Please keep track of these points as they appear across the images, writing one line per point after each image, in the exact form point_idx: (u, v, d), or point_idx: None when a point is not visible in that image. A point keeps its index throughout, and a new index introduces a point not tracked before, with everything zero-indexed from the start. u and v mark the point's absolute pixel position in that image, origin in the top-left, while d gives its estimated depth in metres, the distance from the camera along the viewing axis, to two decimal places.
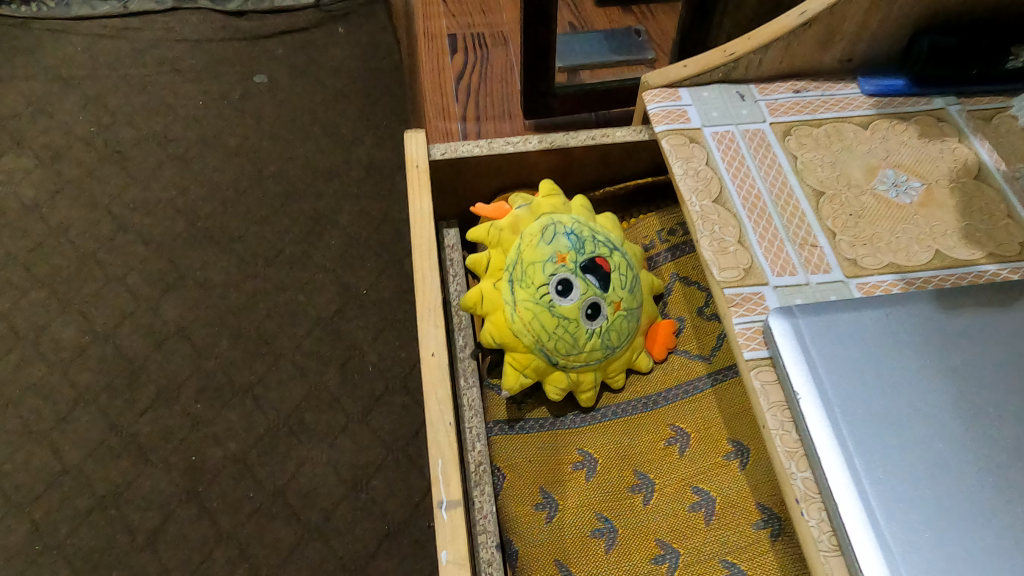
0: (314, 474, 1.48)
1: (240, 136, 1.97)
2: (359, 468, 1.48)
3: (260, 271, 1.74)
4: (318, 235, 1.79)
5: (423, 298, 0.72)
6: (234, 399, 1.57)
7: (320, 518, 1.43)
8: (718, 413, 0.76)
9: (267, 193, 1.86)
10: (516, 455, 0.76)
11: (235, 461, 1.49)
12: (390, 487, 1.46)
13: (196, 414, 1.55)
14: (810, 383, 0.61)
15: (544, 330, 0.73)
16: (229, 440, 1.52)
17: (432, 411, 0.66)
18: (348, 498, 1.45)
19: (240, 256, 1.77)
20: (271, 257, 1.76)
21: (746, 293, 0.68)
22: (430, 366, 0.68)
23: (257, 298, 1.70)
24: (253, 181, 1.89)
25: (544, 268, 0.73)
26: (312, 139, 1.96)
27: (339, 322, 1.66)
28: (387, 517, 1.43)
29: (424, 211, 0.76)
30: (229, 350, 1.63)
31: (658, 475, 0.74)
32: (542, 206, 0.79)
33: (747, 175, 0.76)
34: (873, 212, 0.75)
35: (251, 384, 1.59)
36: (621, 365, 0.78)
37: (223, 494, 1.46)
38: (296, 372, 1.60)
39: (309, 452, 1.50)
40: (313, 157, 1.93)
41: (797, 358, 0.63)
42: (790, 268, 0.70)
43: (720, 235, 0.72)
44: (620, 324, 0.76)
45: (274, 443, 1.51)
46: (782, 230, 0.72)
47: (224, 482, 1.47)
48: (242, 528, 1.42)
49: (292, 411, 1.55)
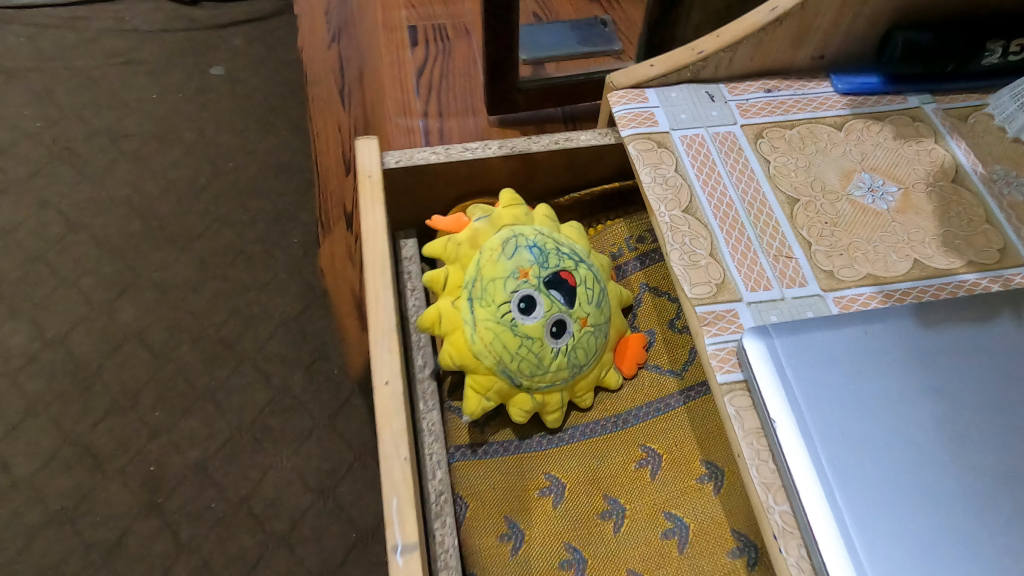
0: (280, 480, 1.38)
1: (190, 126, 1.86)
2: (327, 474, 1.38)
3: (217, 268, 1.64)
4: (275, 229, 1.70)
5: (376, 321, 0.67)
6: (195, 404, 1.47)
7: (284, 529, 1.33)
8: (691, 433, 0.73)
9: (224, 186, 1.76)
10: (479, 483, 0.71)
11: (197, 469, 1.39)
12: (358, 492, 1.37)
13: (155, 423, 1.44)
14: (788, 409, 0.57)
15: (507, 350, 0.69)
16: (189, 449, 1.41)
17: (386, 445, 0.61)
18: (315, 505, 1.35)
19: (192, 253, 1.66)
20: (226, 253, 1.66)
21: (719, 311, 0.64)
22: (384, 396, 0.63)
23: (218, 299, 1.59)
24: (208, 174, 1.78)
25: (506, 284, 0.69)
26: (269, 130, 1.86)
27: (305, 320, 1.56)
28: (355, 522, 1.34)
29: (377, 226, 0.72)
30: (185, 353, 1.53)
31: (630, 500, 0.70)
32: (503, 217, 0.74)
33: (718, 183, 0.72)
34: (850, 219, 0.71)
35: (210, 388, 1.48)
36: (588, 384, 0.74)
37: (182, 508, 1.35)
38: (259, 376, 1.49)
39: (273, 459, 1.40)
40: (272, 147, 1.83)
41: (775, 380, 0.59)
42: (765, 283, 0.66)
43: (691, 248, 0.68)
44: (586, 341, 0.72)
45: (237, 452, 1.41)
46: (756, 241, 0.69)
47: (186, 492, 1.37)
48: (204, 540, 1.32)
49: (255, 417, 1.45)
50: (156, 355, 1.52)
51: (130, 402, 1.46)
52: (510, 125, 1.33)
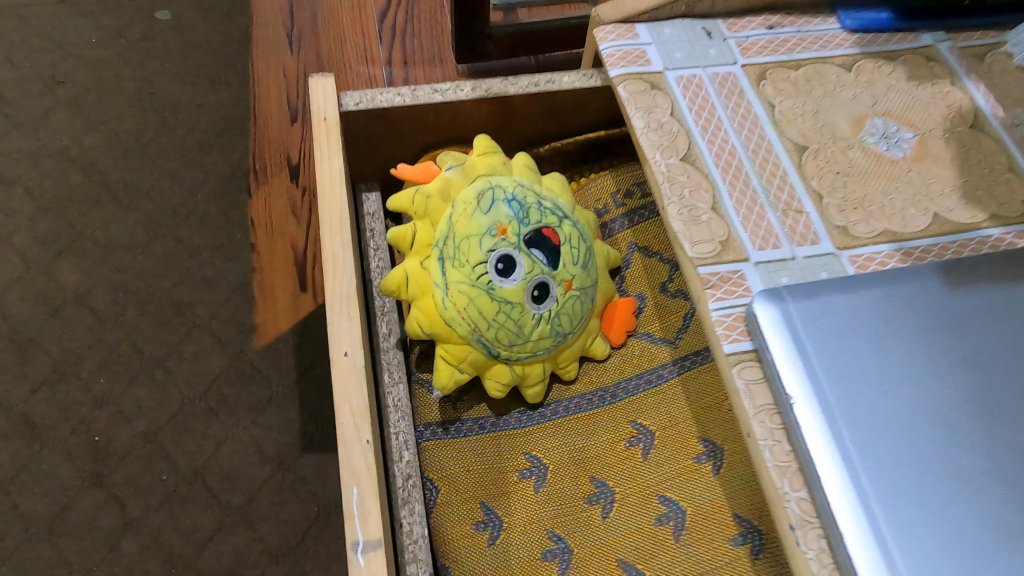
0: (235, 452, 1.18)
1: (117, 46, 1.56)
2: (287, 445, 1.18)
3: (158, 216, 1.38)
4: (231, 171, 1.43)
5: (333, 284, 0.59)
6: (141, 371, 1.24)
7: (242, 503, 1.14)
8: (687, 407, 0.66)
9: (162, 118, 1.48)
10: (451, 465, 0.64)
11: (145, 440, 1.18)
12: (321, 463, 1.17)
13: (100, 391, 1.22)
14: (806, 384, 0.51)
15: (483, 317, 0.61)
16: (137, 417, 1.20)
17: (345, 426, 0.53)
18: (273, 479, 1.16)
19: (120, 198, 1.39)
20: (175, 198, 1.40)
21: (724, 272, 0.57)
22: (343, 369, 0.55)
23: (164, 251, 1.35)
24: (140, 103, 1.49)
25: (483, 242, 0.61)
26: (209, 48, 1.56)
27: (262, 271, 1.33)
28: (318, 497, 1.15)
29: (335, 175, 0.63)
30: (134, 317, 1.28)
31: (619, 482, 0.64)
32: (478, 166, 0.65)
33: (720, 128, 0.65)
34: (863, 169, 0.64)
35: (162, 354, 1.25)
36: (573, 355, 0.67)
37: (130, 482, 1.15)
38: (214, 340, 1.27)
39: (227, 429, 1.19)
40: (217, 68, 1.53)
41: (791, 352, 0.52)
42: (772, 241, 0.59)
43: (690, 201, 0.60)
44: (571, 307, 0.65)
45: (190, 423, 1.20)
46: (762, 194, 0.61)
47: (132, 466, 1.16)
48: (154, 515, 1.13)
49: (209, 386, 1.23)
50: (100, 320, 1.28)
51: (67, 370, 1.23)
52: (480, 73, 1.24)
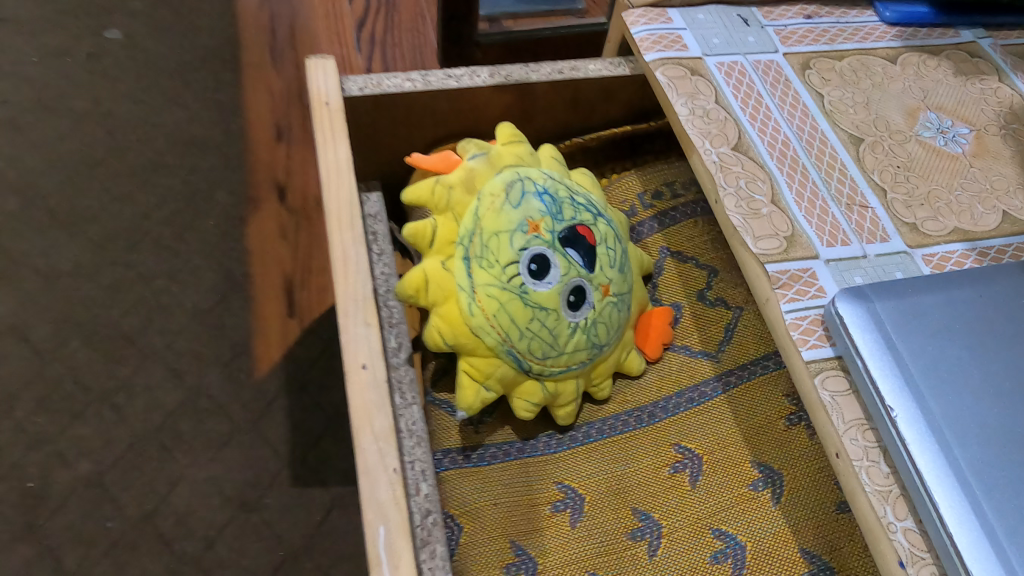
0: (193, 494, 1.06)
1: (64, 63, 1.45)
2: (250, 484, 1.07)
3: (109, 238, 1.27)
4: (188, 194, 1.32)
5: (347, 286, 0.51)
6: (86, 407, 1.11)
7: (197, 550, 1.02)
8: (736, 428, 0.59)
9: (113, 138, 1.37)
10: (476, 498, 0.56)
11: (89, 483, 1.06)
12: (287, 501, 1.06)
13: (36, 430, 1.09)
14: (905, 395, 0.43)
15: (513, 326, 0.53)
16: (79, 458, 1.07)
17: (367, 452, 0.44)
18: (235, 522, 1.04)
19: (64, 222, 1.28)
20: (126, 221, 1.28)
21: (794, 270, 0.50)
22: (362, 384, 0.47)
23: (113, 274, 1.23)
24: (90, 122, 1.38)
25: (513, 239, 0.54)
26: (166, 70, 1.47)
27: (222, 298, 1.23)
28: (284, 541, 1.04)
29: (341, 163, 0.55)
30: (78, 350, 1.16)
31: (664, 514, 0.56)
32: (505, 156, 0.59)
33: (769, 117, 0.59)
34: (924, 163, 0.58)
35: (110, 389, 1.13)
36: (608, 370, 0.60)
37: (70, 532, 1.02)
38: (168, 371, 1.15)
39: (184, 469, 1.08)
40: (173, 91, 1.44)
41: (882, 357, 0.45)
42: (841, 237, 0.53)
43: (748, 192, 0.54)
44: (609, 316, 0.58)
45: (141, 463, 1.08)
46: (823, 187, 0.55)
47: (72, 512, 1.03)
48: (97, 568, 1.00)
49: (163, 421, 1.11)
50: (39, 353, 1.15)
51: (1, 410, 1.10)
52: None
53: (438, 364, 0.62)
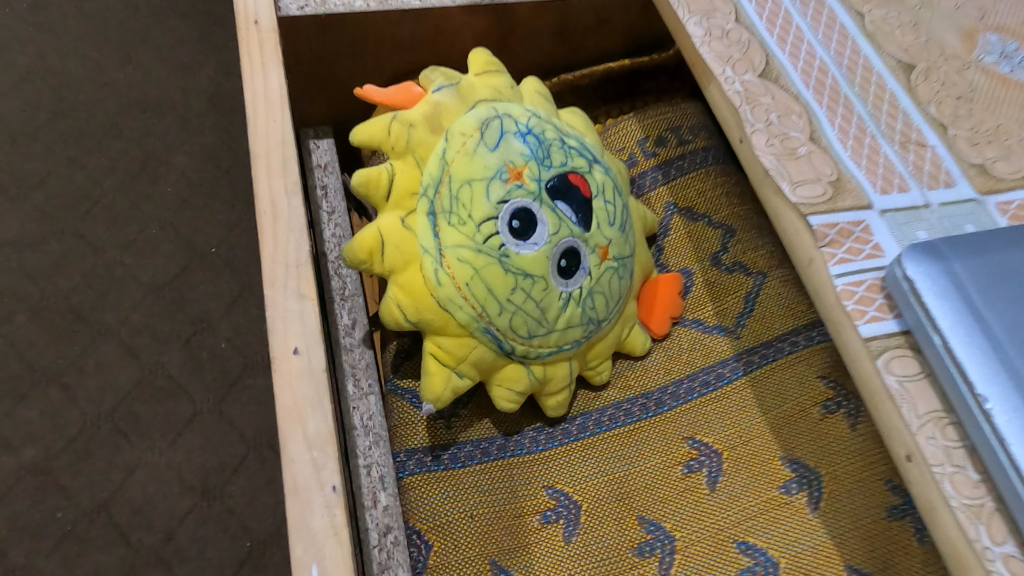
0: (151, 481, 0.95)
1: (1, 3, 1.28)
2: (213, 470, 0.96)
3: (50, 194, 1.13)
4: (143, 149, 1.18)
5: (276, 249, 0.42)
6: (31, 387, 1.00)
7: (156, 542, 0.92)
8: (763, 421, 0.53)
9: (57, 91, 1.21)
10: (448, 507, 0.49)
11: (35, 471, 0.95)
12: (253, 489, 0.96)
13: None
14: (999, 381, 0.33)
15: (491, 297, 0.43)
16: (25, 444, 0.96)
17: (297, 464, 0.36)
18: (197, 512, 0.94)
19: (3, 183, 1.13)
20: (75, 183, 1.14)
21: (843, 224, 0.40)
22: (291, 374, 0.38)
23: (55, 237, 1.10)
24: (31, 70, 1.22)
25: (491, 189, 0.43)
26: (116, 16, 1.30)
27: (180, 264, 1.10)
28: (250, 532, 0.93)
29: (273, 95, 0.47)
30: (23, 326, 1.03)
31: (678, 523, 0.51)
32: (478, 88, 0.48)
33: (801, 39, 0.48)
34: (988, 94, 0.48)
35: (58, 369, 1.01)
36: (606, 349, 0.51)
37: (15, 525, 0.92)
38: (122, 346, 1.04)
39: (140, 454, 0.97)
40: (124, 39, 1.27)
41: (966, 333, 0.34)
42: (898, 182, 0.43)
43: (780, 128, 0.44)
44: (608, 284, 0.47)
45: (92, 448, 0.97)
46: (871, 122, 0.45)
47: (17, 504, 0.93)
48: (44, 564, 0.90)
49: (117, 402, 1.00)
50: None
51: None
52: None
53: (400, 346, 0.55)
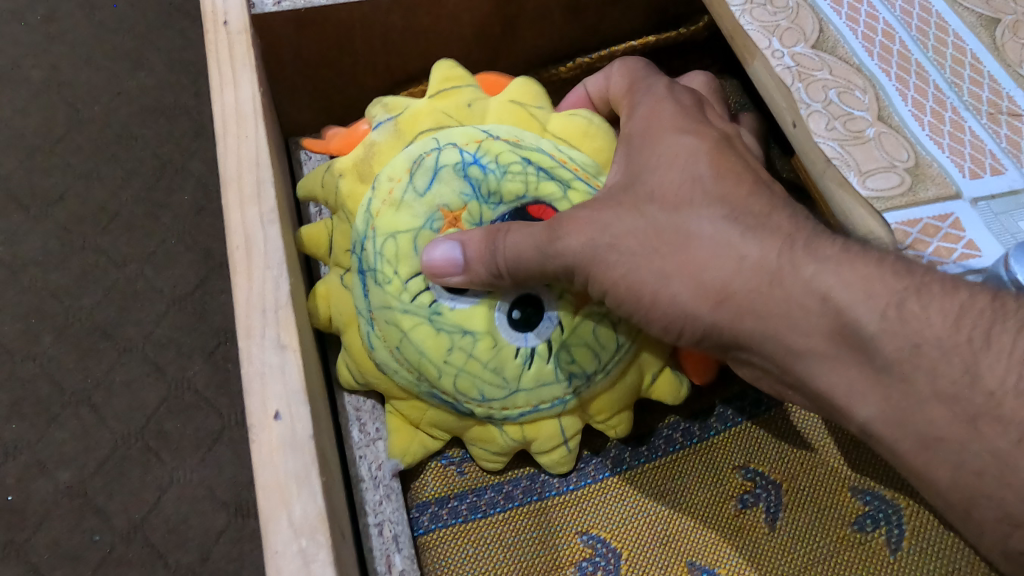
0: (183, 500, 0.92)
1: (15, 18, 1.23)
2: (246, 485, 0.93)
3: (70, 207, 1.09)
4: (158, 156, 1.14)
5: (252, 292, 0.38)
6: (61, 408, 0.96)
7: (193, 562, 0.88)
8: (837, 457, 0.56)
9: (72, 104, 1.17)
10: (467, 565, 0.50)
11: (71, 494, 0.92)
12: None
13: (8, 438, 0.94)
14: None
15: (428, 361, 0.45)
16: (60, 467, 0.93)
17: (280, 556, 0.32)
18: (231, 530, 0.90)
19: (24, 201, 1.10)
20: (94, 197, 1.10)
21: (927, 220, 0.41)
22: (272, 445, 0.34)
23: (76, 252, 1.06)
24: (46, 82, 1.18)
25: (418, 244, 0.45)
26: (126, 21, 1.24)
27: (199, 272, 1.06)
28: None
29: (249, 107, 0.43)
30: (50, 347, 1.00)
31: (733, 567, 0.51)
32: (419, 119, 0.51)
33: (862, 4, 0.49)
34: None
35: (85, 389, 0.98)
36: (609, 398, 0.50)
37: (55, 550, 0.89)
38: (148, 361, 1.00)
39: (171, 472, 0.93)
40: (136, 44, 1.22)
41: None
42: (990, 164, 0.44)
43: (840, 108, 0.45)
44: (579, 332, 0.47)
45: (123, 469, 0.93)
46: (957, 109, 0.46)
47: (55, 529, 0.90)
48: None
49: (145, 420, 0.96)
50: (8, 353, 0.99)
51: None
52: None
53: None
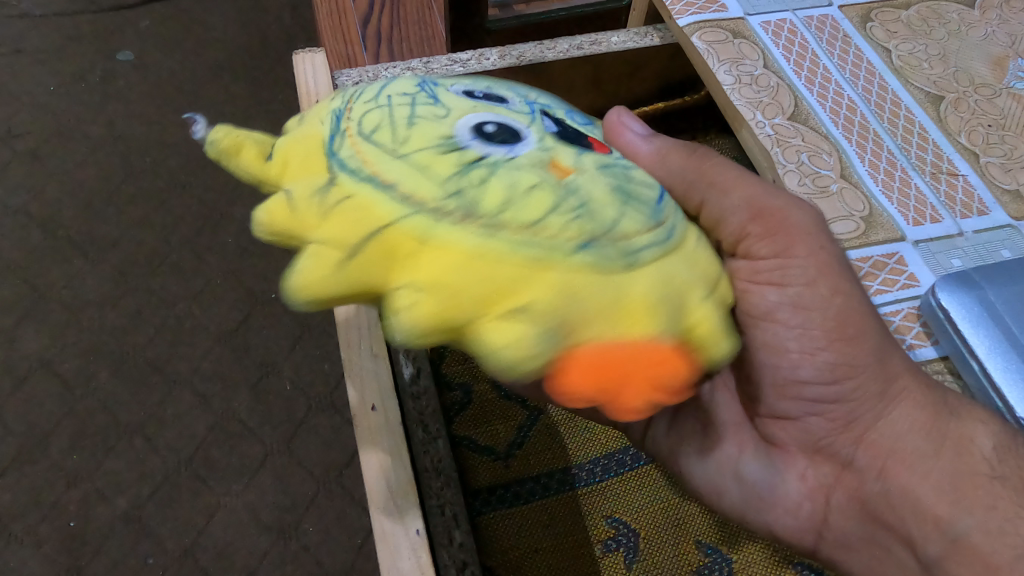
0: (229, 523, 1.00)
1: (76, 80, 1.36)
2: (288, 509, 1.01)
3: (126, 254, 1.20)
4: (205, 207, 1.25)
5: (348, 321, 0.57)
6: (117, 439, 1.06)
7: None
8: None
9: (127, 158, 1.29)
10: (517, 542, 0.63)
11: (127, 518, 1.01)
12: (326, 525, 1.00)
13: (71, 465, 1.04)
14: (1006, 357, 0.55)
15: (379, 94, 0.38)
16: (116, 493, 1.02)
17: (384, 510, 0.50)
18: (274, 551, 0.99)
19: (86, 250, 1.21)
20: (146, 244, 1.21)
21: (876, 257, 0.62)
22: (372, 431, 0.52)
23: (130, 295, 1.17)
24: (104, 139, 1.31)
25: (491, 87, 0.42)
26: (176, 81, 1.37)
27: (241, 312, 1.16)
28: (323, 568, 0.98)
29: None
30: (107, 382, 1.10)
31: (734, 546, 0.65)
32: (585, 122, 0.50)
33: (842, 99, 0.70)
34: (950, 118, 0.70)
35: (140, 420, 1.07)
36: (449, 263, 0.31)
37: (111, 571, 0.97)
38: (195, 394, 1.09)
39: (218, 497, 1.02)
40: (185, 102, 1.35)
41: (978, 330, 0.56)
42: (931, 215, 0.64)
43: (816, 170, 0.66)
44: (529, 182, 0.33)
45: (174, 493, 1.02)
46: (911, 169, 0.67)
47: (113, 551, 0.99)
48: None
49: (194, 448, 1.05)
50: (69, 388, 1.10)
51: (38, 446, 1.05)
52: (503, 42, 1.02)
53: (453, 399, 0.69)
